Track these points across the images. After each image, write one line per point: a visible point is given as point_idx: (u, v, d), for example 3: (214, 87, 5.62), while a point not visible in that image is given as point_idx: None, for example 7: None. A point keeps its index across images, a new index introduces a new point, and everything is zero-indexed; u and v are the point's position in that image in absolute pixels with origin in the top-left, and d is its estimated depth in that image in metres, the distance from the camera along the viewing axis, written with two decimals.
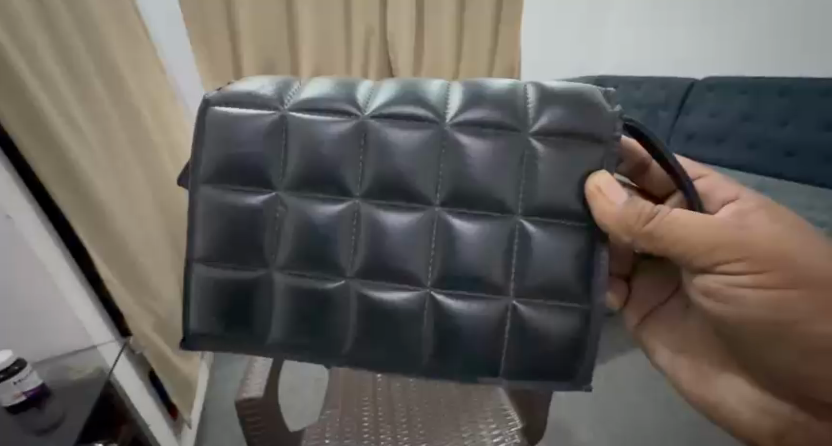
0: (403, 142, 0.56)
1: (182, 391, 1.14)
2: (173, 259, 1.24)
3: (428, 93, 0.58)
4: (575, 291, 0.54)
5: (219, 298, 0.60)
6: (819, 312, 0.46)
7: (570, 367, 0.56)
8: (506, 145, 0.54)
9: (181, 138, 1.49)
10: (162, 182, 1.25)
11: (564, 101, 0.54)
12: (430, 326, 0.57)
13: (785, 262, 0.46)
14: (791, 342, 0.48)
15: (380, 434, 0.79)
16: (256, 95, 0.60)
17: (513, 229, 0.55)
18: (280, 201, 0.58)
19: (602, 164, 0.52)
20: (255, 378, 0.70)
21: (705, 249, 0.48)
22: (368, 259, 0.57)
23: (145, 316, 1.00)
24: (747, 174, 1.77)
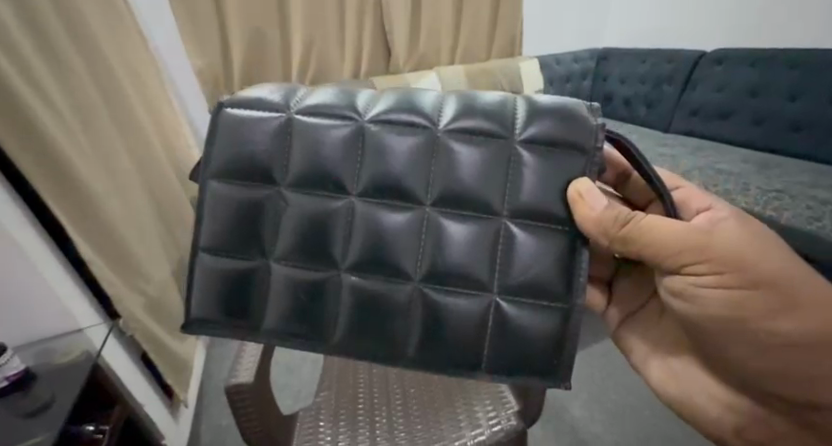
0: (399, 146, 0.56)
1: (177, 371, 1.13)
2: (164, 242, 1.21)
3: (421, 103, 0.58)
4: (557, 293, 0.54)
5: (221, 286, 0.60)
6: (775, 311, 0.45)
7: (551, 363, 0.55)
8: (492, 152, 0.54)
9: (170, 116, 1.44)
10: (150, 163, 1.21)
11: (552, 113, 0.55)
12: (408, 318, 0.57)
13: (746, 264, 0.45)
14: (748, 338, 0.48)
15: (376, 415, 0.79)
16: (264, 100, 0.60)
17: (499, 232, 0.55)
18: (283, 196, 0.57)
19: (583, 171, 0.53)
20: (247, 360, 0.68)
21: (672, 251, 0.48)
22: (359, 256, 0.57)
23: (136, 298, 0.97)
24: (751, 150, 1.73)
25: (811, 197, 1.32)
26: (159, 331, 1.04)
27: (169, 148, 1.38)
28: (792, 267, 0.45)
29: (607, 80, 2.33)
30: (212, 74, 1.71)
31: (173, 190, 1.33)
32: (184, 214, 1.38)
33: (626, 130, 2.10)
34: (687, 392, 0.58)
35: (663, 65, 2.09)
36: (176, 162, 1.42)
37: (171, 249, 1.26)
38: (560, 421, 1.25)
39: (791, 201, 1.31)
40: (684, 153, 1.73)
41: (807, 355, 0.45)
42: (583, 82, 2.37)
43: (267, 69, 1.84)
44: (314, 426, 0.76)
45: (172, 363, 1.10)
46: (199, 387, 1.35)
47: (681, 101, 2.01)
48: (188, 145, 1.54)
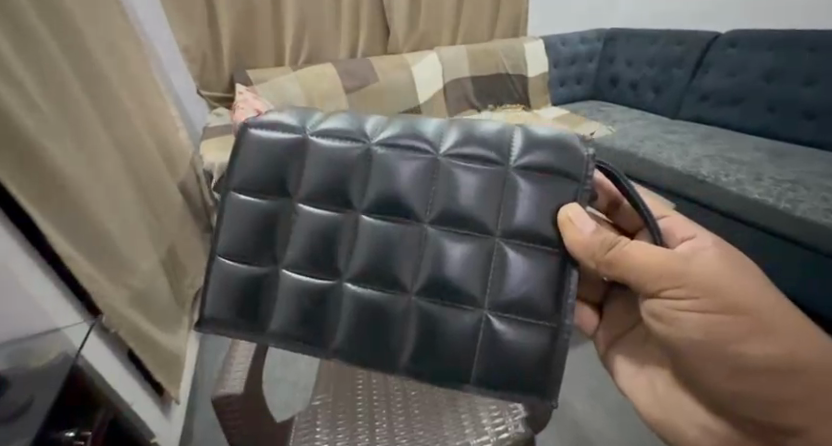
0: (403, 168, 0.55)
1: (168, 368, 1.08)
2: (152, 233, 1.15)
3: (425, 128, 0.57)
4: (546, 311, 0.51)
5: (237, 288, 0.60)
6: (747, 334, 0.47)
7: (540, 382, 0.51)
8: (489, 177, 0.53)
9: (154, 97, 1.35)
10: (136, 149, 1.13)
11: (549, 143, 0.53)
12: (395, 331, 0.55)
13: (717, 289, 0.47)
14: (723, 359, 0.48)
15: (375, 419, 0.75)
16: (280, 123, 0.60)
17: (491, 250, 0.53)
18: (297, 208, 0.58)
19: (575, 198, 0.51)
20: (236, 368, 0.63)
21: (653, 276, 0.49)
22: (364, 266, 0.56)
23: (121, 292, 0.92)
24: (762, 138, 1.68)
25: (827, 188, 1.28)
26: (145, 325, 0.99)
27: (156, 131, 1.30)
28: (761, 295, 0.47)
29: (614, 62, 2.24)
30: (199, 51, 1.61)
31: (162, 177, 1.25)
32: (174, 202, 1.32)
33: (631, 115, 2.03)
34: (669, 415, 0.57)
35: (673, 47, 2.01)
36: (165, 146, 1.34)
37: (161, 238, 1.20)
38: (562, 416, 1.22)
39: (806, 193, 1.28)
40: (693, 141, 1.67)
41: (770, 379, 0.47)
42: (588, 64, 2.28)
43: (258, 46, 1.74)
44: (310, 432, 0.72)
45: (164, 361, 1.06)
46: (192, 380, 1.31)
47: (691, 86, 1.94)
48: (175, 127, 1.46)
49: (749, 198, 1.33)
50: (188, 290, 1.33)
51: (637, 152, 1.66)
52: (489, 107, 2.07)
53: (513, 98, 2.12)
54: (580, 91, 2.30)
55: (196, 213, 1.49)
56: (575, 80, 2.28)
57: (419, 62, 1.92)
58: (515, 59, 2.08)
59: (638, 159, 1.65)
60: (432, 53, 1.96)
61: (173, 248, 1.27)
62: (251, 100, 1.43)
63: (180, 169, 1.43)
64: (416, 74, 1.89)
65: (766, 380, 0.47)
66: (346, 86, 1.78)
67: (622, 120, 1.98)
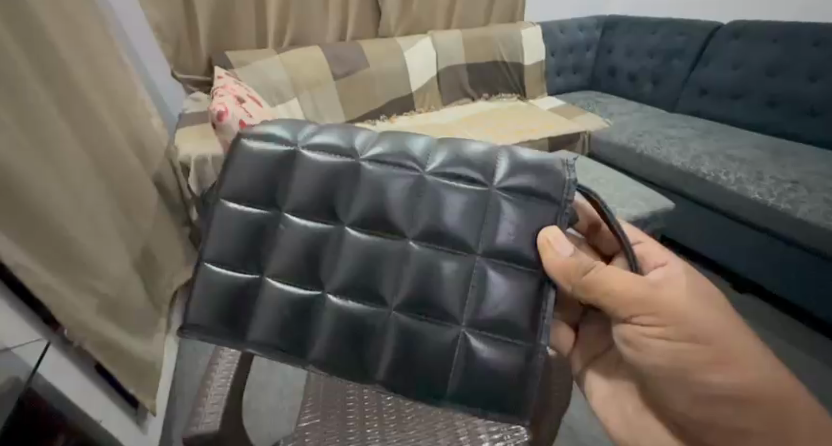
0: (393, 184, 0.49)
1: (142, 378, 1.01)
2: (123, 232, 1.06)
3: (413, 144, 0.51)
4: (523, 329, 0.45)
5: (225, 297, 0.52)
6: (711, 362, 0.41)
7: (515, 401, 0.44)
8: (475, 200, 0.47)
9: (122, 81, 1.24)
10: (103, 141, 1.03)
11: (533, 171, 0.47)
12: (366, 348, 0.49)
13: (684, 316, 0.42)
14: (688, 389, 0.42)
15: (367, 434, 0.71)
16: (274, 139, 0.53)
17: (472, 269, 0.47)
18: (283, 219, 0.51)
19: (555, 220, 0.46)
20: (213, 394, 0.57)
21: (622, 303, 0.44)
22: (346, 282, 0.49)
23: (87, 302, 0.84)
24: (760, 134, 1.65)
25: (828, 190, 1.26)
26: (114, 334, 0.91)
27: (124, 120, 1.19)
28: (724, 323, 0.42)
29: (612, 51, 2.18)
30: (173, 31, 1.48)
31: (134, 171, 1.16)
32: (148, 197, 1.22)
33: (629, 107, 1.98)
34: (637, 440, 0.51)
35: (674, 37, 1.95)
36: (137, 136, 1.24)
37: (133, 237, 1.11)
38: None
39: (807, 193, 1.26)
40: (693, 136, 1.63)
41: (740, 414, 0.40)
42: (586, 53, 2.22)
43: (240, 25, 1.61)
44: None
45: (137, 369, 0.99)
46: (171, 387, 1.25)
47: (690, 78, 1.90)
48: (146, 113, 1.34)
49: (748, 198, 1.30)
50: (165, 290, 1.25)
51: (636, 147, 1.63)
52: (484, 97, 2.02)
53: (509, 87, 2.06)
54: (576, 81, 2.24)
55: (173, 207, 1.39)
56: (572, 69, 2.21)
57: (412, 47, 1.84)
58: (512, 47, 2.01)
59: (637, 154, 1.63)
60: (425, 39, 1.87)
61: (147, 247, 1.18)
62: (232, 85, 1.32)
63: (154, 159, 1.32)
64: (407, 61, 1.82)
65: (735, 414, 0.40)
66: (334, 72, 1.69)
67: (620, 112, 1.93)
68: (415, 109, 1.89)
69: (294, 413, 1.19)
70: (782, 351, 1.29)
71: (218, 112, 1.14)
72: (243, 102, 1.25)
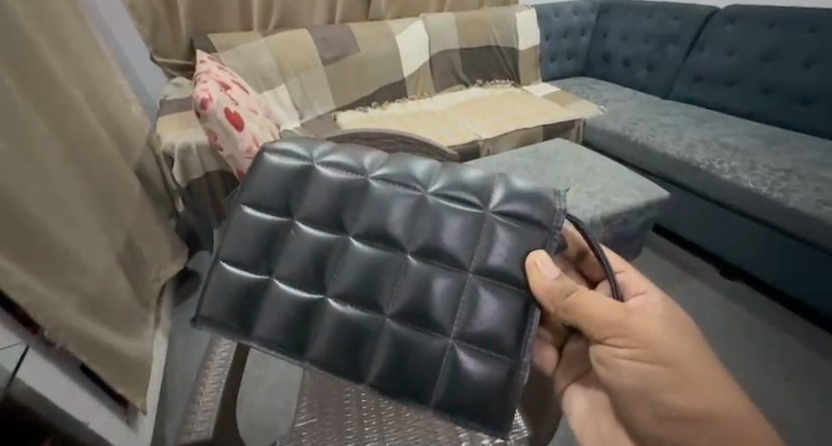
0: (396, 202, 0.48)
1: (131, 377, 0.98)
2: (105, 227, 1.01)
3: (417, 166, 0.51)
4: (504, 344, 0.44)
5: (238, 296, 0.50)
6: (673, 384, 0.42)
7: (496, 414, 0.43)
8: (470, 223, 0.47)
9: (97, 67, 1.17)
10: (80, 133, 0.98)
11: (526, 199, 0.47)
12: (359, 353, 0.47)
13: (654, 341, 0.43)
14: (649, 406, 0.44)
15: (365, 433, 0.70)
16: (293, 154, 0.53)
17: (463, 287, 0.46)
18: (294, 226, 0.50)
19: (543, 245, 0.45)
20: (207, 394, 0.55)
21: (598, 325, 0.45)
22: (351, 287, 0.47)
23: (69, 300, 0.80)
24: (753, 123, 1.65)
25: (821, 179, 1.27)
26: (99, 334, 0.87)
27: (102, 108, 1.12)
28: (690, 349, 0.43)
29: (607, 36, 2.14)
30: (150, 10, 1.40)
31: (114, 163, 1.11)
32: (129, 189, 1.17)
33: (623, 94, 1.96)
34: None
35: (670, 22, 1.92)
36: (116, 126, 1.18)
37: (116, 231, 1.06)
38: None
39: (800, 182, 1.27)
40: (687, 124, 1.63)
41: (697, 436, 0.40)
42: (580, 37, 2.18)
43: (224, 5, 1.53)
44: None
45: (125, 368, 0.96)
46: (161, 383, 1.23)
47: (685, 65, 1.88)
48: (124, 99, 1.28)
49: (741, 186, 1.31)
50: (151, 285, 1.21)
51: (630, 135, 1.62)
52: (477, 83, 1.99)
53: (502, 73, 2.03)
54: (570, 67, 2.21)
55: (157, 199, 1.35)
56: (566, 54, 2.18)
57: (403, 31, 1.78)
58: (506, 30, 1.96)
59: (631, 142, 1.61)
60: (417, 22, 1.81)
61: (132, 242, 1.14)
62: (215, 70, 1.25)
63: (135, 147, 1.26)
64: (399, 44, 1.76)
65: (692, 433, 0.41)
66: (323, 57, 1.63)
67: (614, 99, 1.91)
68: (408, 95, 1.84)
69: (289, 407, 1.18)
70: (766, 338, 1.32)
71: (201, 99, 1.06)
72: (228, 89, 1.19)
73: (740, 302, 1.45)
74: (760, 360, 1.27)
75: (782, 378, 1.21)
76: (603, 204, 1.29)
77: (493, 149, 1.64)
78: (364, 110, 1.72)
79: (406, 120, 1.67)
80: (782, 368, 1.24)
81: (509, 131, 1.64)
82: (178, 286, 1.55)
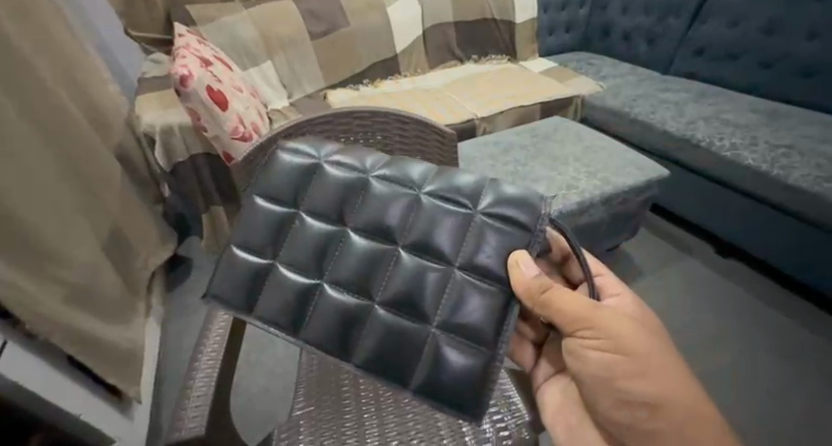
0: (388, 201, 0.46)
1: (122, 368, 0.95)
2: (85, 212, 0.97)
3: (412, 167, 0.48)
4: (484, 336, 0.40)
5: (242, 277, 0.49)
6: (637, 372, 0.41)
7: (471, 405, 0.39)
8: (457, 223, 0.43)
9: (69, 43, 1.09)
10: (53, 115, 0.92)
11: (513, 202, 0.42)
12: (348, 336, 0.44)
13: (620, 332, 0.41)
14: (611, 393, 0.43)
15: (365, 421, 0.67)
16: (301, 153, 0.51)
17: (446, 281, 0.42)
18: (299, 217, 0.48)
19: (526, 246, 0.41)
20: (201, 379, 0.55)
21: (570, 319, 0.42)
22: (356, 273, 0.45)
23: (52, 292, 0.77)
24: (754, 98, 1.62)
25: (822, 154, 1.25)
26: (87, 325, 0.84)
27: (75, 87, 1.06)
28: (648, 338, 0.42)
29: (606, 8, 2.07)
30: None
31: (92, 146, 1.05)
32: (110, 173, 1.11)
33: (622, 70, 1.91)
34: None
35: None
36: (91, 106, 1.11)
37: (98, 218, 1.02)
38: None
39: (800, 158, 1.25)
40: (687, 100, 1.59)
41: (653, 422, 0.40)
42: (579, 9, 2.10)
43: None
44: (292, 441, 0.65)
45: (115, 359, 0.93)
46: (156, 371, 1.21)
47: (686, 37, 1.82)
48: (98, 77, 1.20)
49: (741, 163, 1.29)
50: (140, 273, 1.18)
51: (630, 112, 1.58)
52: (473, 59, 1.93)
53: (498, 48, 1.96)
54: (568, 41, 2.14)
55: (140, 182, 1.29)
56: (564, 27, 2.11)
57: (395, 3, 1.70)
58: (502, 2, 1.88)
59: (630, 119, 1.58)
60: None
61: (116, 229, 1.09)
62: (194, 45, 1.18)
63: (114, 129, 1.20)
64: (390, 18, 1.69)
65: (648, 419, 0.41)
66: (311, 31, 1.56)
67: (613, 75, 1.86)
68: (401, 72, 1.77)
69: (287, 392, 1.17)
70: (762, 316, 1.33)
71: (180, 76, 1.00)
72: (209, 65, 1.12)
73: (736, 280, 1.45)
74: (755, 337, 1.28)
75: (776, 355, 1.23)
76: (602, 183, 1.26)
77: (489, 128, 1.59)
78: (355, 88, 1.66)
79: (400, 97, 1.62)
80: (777, 345, 1.25)
81: (506, 109, 1.59)
82: (169, 272, 1.52)
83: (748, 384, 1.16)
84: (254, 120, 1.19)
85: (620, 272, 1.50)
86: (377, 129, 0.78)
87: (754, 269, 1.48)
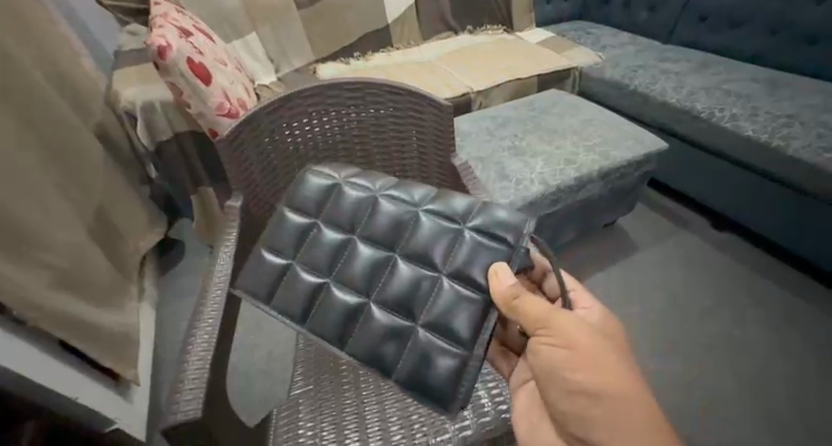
0: (392, 217, 0.52)
1: (117, 350, 0.94)
2: (67, 194, 0.94)
3: (418, 190, 0.54)
4: (460, 336, 0.43)
5: (265, 272, 0.55)
6: (578, 361, 0.35)
7: (447, 396, 0.42)
8: (447, 235, 0.48)
9: (37, 14, 1.03)
10: (24, 92, 0.87)
11: (499, 221, 0.47)
12: (346, 327, 0.49)
13: (566, 323, 0.37)
14: (558, 386, 0.37)
15: (364, 393, 0.67)
16: (324, 174, 0.59)
17: (433, 285, 0.46)
18: (317, 227, 0.55)
19: (507, 259, 0.45)
20: (198, 351, 0.51)
21: (526, 321, 0.39)
22: (358, 276, 0.50)
23: (37, 277, 0.75)
24: (756, 67, 1.59)
25: (824, 124, 1.23)
26: (77, 310, 0.82)
27: (46, 63, 1.00)
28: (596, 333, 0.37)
29: None
30: None
31: (69, 126, 1.01)
32: (92, 155, 1.07)
33: (622, 39, 1.86)
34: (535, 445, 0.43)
35: None
36: (66, 84, 1.06)
37: (81, 200, 0.98)
38: None
39: (801, 128, 1.22)
40: (689, 70, 1.55)
41: (591, 412, 0.33)
42: None
43: None
44: (292, 420, 0.65)
45: (109, 343, 0.92)
46: (153, 354, 1.20)
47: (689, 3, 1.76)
48: (71, 51, 1.14)
49: (741, 135, 1.26)
50: (131, 256, 1.16)
51: (629, 84, 1.54)
52: (468, 30, 1.85)
53: (494, 18, 1.89)
54: (566, 10, 2.07)
55: (124, 164, 1.26)
56: None
57: None
58: None
59: (630, 91, 1.54)
60: None
61: (102, 212, 1.06)
62: (172, 14, 1.11)
63: (92, 107, 1.15)
64: None
65: (586, 408, 0.34)
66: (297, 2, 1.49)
67: (613, 45, 1.80)
68: (393, 44, 1.71)
69: (287, 372, 1.17)
70: (758, 288, 1.34)
71: (158, 47, 0.95)
72: (188, 35, 1.06)
73: (731, 253, 1.45)
74: (752, 309, 1.28)
75: (773, 326, 1.23)
76: (601, 157, 1.23)
77: (485, 102, 1.55)
78: (346, 61, 1.60)
79: (391, 72, 1.56)
80: (773, 315, 1.26)
81: (502, 83, 1.55)
82: (161, 255, 1.50)
83: (741, 353, 1.17)
84: (240, 95, 1.14)
85: (617, 247, 1.50)
86: (369, 103, 0.76)
87: (751, 242, 1.48)
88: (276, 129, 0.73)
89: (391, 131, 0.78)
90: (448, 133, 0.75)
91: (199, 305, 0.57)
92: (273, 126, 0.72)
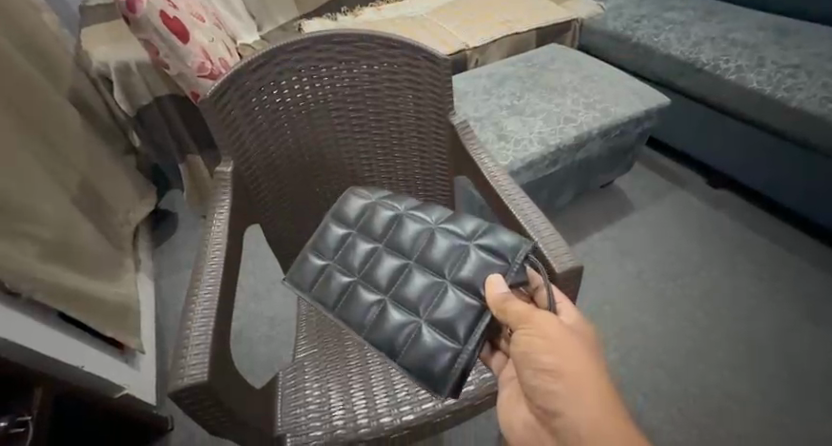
0: (412, 234, 0.55)
1: (119, 318, 0.94)
2: (47, 165, 0.90)
3: (438, 212, 0.57)
4: (457, 332, 0.45)
5: (306, 270, 0.57)
6: (547, 345, 0.34)
7: (439, 381, 0.44)
8: (456, 251, 0.51)
9: None
10: None
11: (502, 240, 0.49)
12: (359, 315, 0.51)
13: (546, 317, 0.36)
14: (526, 368, 0.35)
15: (367, 354, 0.68)
16: (365, 196, 0.62)
17: (439, 290, 0.48)
18: (351, 235, 0.58)
19: (503, 272, 0.46)
20: (200, 314, 0.50)
21: (513, 319, 0.38)
22: (379, 277, 0.53)
23: (26, 249, 0.73)
24: (765, 13, 1.52)
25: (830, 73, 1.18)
26: (72, 281, 0.81)
27: (10, 24, 0.94)
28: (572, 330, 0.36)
29: None
30: None
31: (42, 92, 0.96)
32: (71, 124, 1.03)
33: None
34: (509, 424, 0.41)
35: None
36: (35, 47, 1.00)
37: (63, 171, 0.95)
38: None
39: (806, 78, 1.18)
40: (695, 19, 1.48)
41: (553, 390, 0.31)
42: None
43: None
44: (299, 381, 0.66)
45: (111, 312, 0.92)
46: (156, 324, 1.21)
47: None
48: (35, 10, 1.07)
49: (745, 87, 1.22)
50: (122, 228, 1.14)
51: (632, 36, 1.48)
52: None
53: None
54: None
55: (105, 133, 1.21)
56: None
57: None
58: None
59: (632, 44, 1.48)
60: None
61: (87, 182, 1.03)
62: None
63: (64, 72, 1.09)
64: None
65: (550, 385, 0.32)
66: None
67: None
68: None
69: (290, 337, 1.18)
70: (754, 243, 1.34)
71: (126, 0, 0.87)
72: None
73: (728, 211, 1.44)
74: (749, 264, 1.29)
75: (769, 280, 1.25)
76: (601, 115, 1.20)
77: (481, 59, 1.49)
78: (333, 18, 1.51)
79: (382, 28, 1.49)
80: (768, 270, 1.26)
81: (499, 37, 1.47)
82: (155, 227, 1.48)
83: (734, 307, 1.19)
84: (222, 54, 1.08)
85: (615, 206, 1.49)
86: (361, 58, 0.71)
87: (750, 199, 1.47)
88: (264, 86, 0.69)
89: (387, 88, 0.74)
90: (445, 88, 0.72)
91: (199, 269, 0.56)
92: (260, 78, 0.68)
